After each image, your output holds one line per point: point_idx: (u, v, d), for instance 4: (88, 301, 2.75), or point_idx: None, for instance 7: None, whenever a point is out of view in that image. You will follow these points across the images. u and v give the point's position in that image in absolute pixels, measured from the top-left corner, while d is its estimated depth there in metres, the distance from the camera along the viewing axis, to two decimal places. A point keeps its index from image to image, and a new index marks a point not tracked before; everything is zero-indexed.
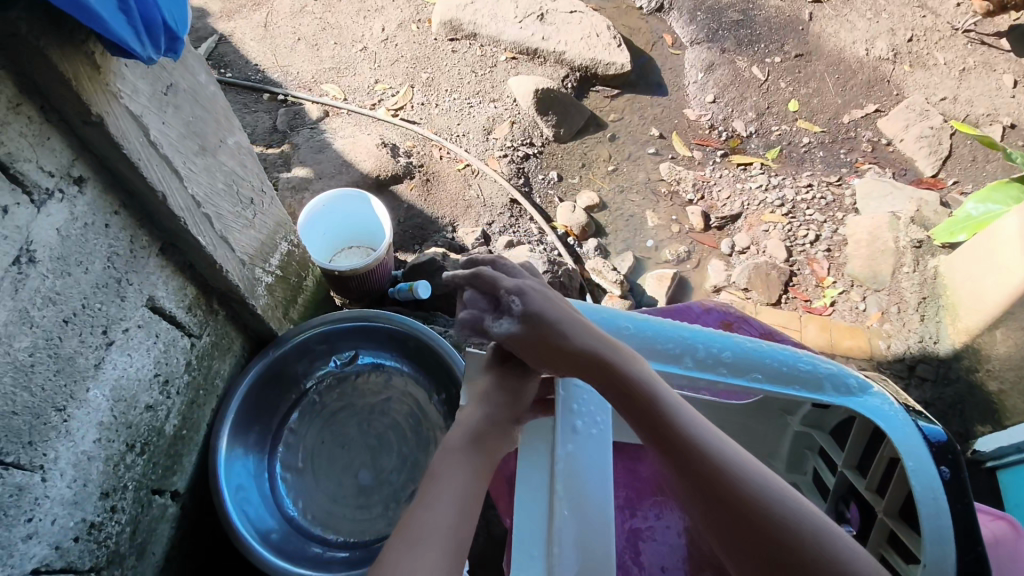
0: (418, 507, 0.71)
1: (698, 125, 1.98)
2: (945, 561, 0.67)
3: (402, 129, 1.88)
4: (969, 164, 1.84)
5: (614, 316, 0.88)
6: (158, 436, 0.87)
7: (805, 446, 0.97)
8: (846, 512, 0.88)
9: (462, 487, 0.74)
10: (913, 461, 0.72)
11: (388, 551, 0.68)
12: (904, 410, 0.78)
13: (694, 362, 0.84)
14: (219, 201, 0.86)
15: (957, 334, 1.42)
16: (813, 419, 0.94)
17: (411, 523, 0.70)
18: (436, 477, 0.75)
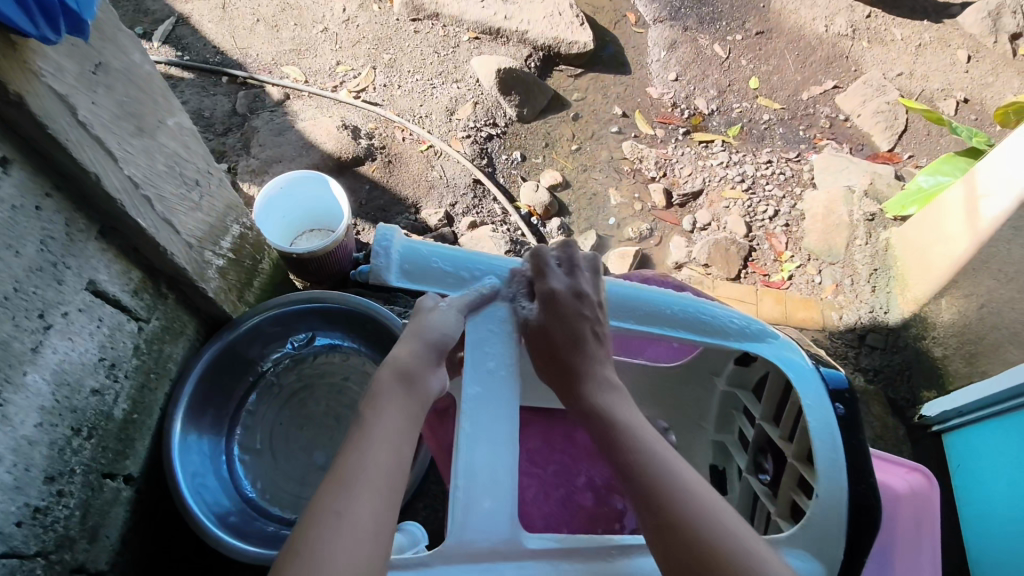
0: (348, 461, 0.60)
1: (660, 103, 1.98)
2: (838, 496, 0.70)
3: (364, 111, 1.86)
4: (923, 138, 1.87)
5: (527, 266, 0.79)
6: (106, 420, 0.87)
7: (731, 407, 0.98)
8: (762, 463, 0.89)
9: (401, 431, 0.64)
10: (809, 399, 0.76)
11: (315, 516, 0.57)
12: (809, 359, 0.80)
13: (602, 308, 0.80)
14: (161, 183, 0.85)
15: (906, 304, 1.46)
16: (738, 379, 0.95)
17: (339, 479, 0.59)
18: (367, 423, 0.64)
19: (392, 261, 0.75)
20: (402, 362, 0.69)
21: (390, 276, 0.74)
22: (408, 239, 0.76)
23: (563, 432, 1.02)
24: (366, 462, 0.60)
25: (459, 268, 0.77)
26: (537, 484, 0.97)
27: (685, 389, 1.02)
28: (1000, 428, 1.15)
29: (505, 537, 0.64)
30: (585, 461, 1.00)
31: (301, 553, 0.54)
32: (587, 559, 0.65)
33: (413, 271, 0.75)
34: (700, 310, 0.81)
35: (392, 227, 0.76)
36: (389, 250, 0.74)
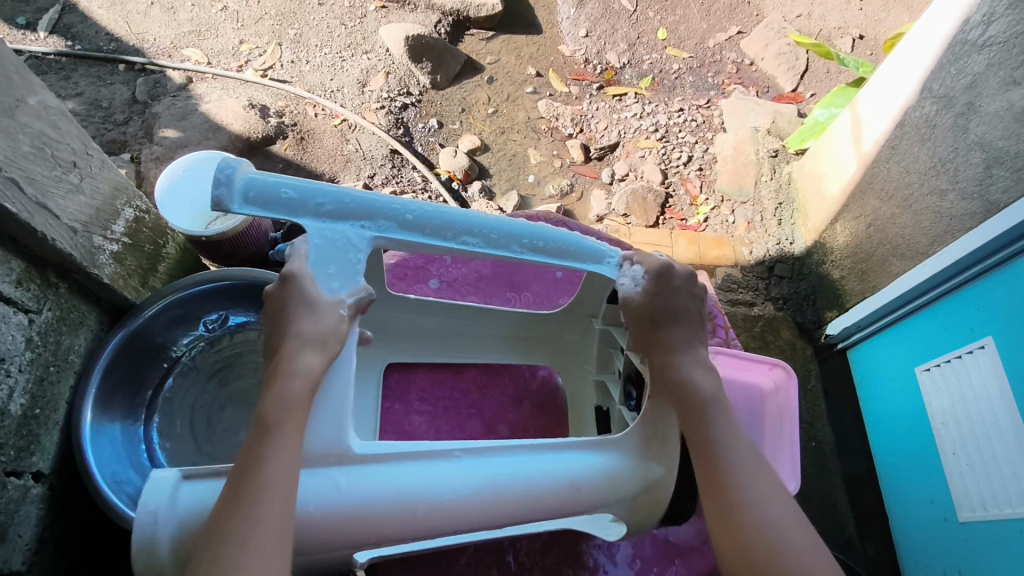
0: (271, 405, 0.60)
1: (573, 60, 1.99)
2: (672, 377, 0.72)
3: (272, 88, 1.79)
4: (823, 76, 1.93)
5: (380, 194, 0.72)
6: (2, 416, 0.84)
7: (610, 345, 0.95)
8: (631, 392, 0.86)
9: (313, 373, 0.63)
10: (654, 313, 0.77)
11: (245, 461, 0.58)
12: None
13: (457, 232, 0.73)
14: (29, 165, 0.83)
15: (809, 233, 1.55)
16: (612, 317, 0.92)
17: (265, 424, 0.60)
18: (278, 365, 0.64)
19: (233, 190, 0.66)
20: (304, 331, 0.65)
21: (230, 204, 0.66)
22: (252, 171, 0.68)
23: (452, 369, 1.01)
24: (287, 405, 0.61)
25: (310, 198, 0.69)
26: (427, 417, 0.97)
27: (568, 334, 1.01)
28: (895, 335, 1.23)
29: (338, 445, 0.64)
30: (474, 395, 1.00)
31: (238, 498, 0.56)
32: (432, 465, 0.66)
33: (258, 200, 0.67)
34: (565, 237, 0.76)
35: (235, 155, 0.67)
36: (230, 179, 0.66)
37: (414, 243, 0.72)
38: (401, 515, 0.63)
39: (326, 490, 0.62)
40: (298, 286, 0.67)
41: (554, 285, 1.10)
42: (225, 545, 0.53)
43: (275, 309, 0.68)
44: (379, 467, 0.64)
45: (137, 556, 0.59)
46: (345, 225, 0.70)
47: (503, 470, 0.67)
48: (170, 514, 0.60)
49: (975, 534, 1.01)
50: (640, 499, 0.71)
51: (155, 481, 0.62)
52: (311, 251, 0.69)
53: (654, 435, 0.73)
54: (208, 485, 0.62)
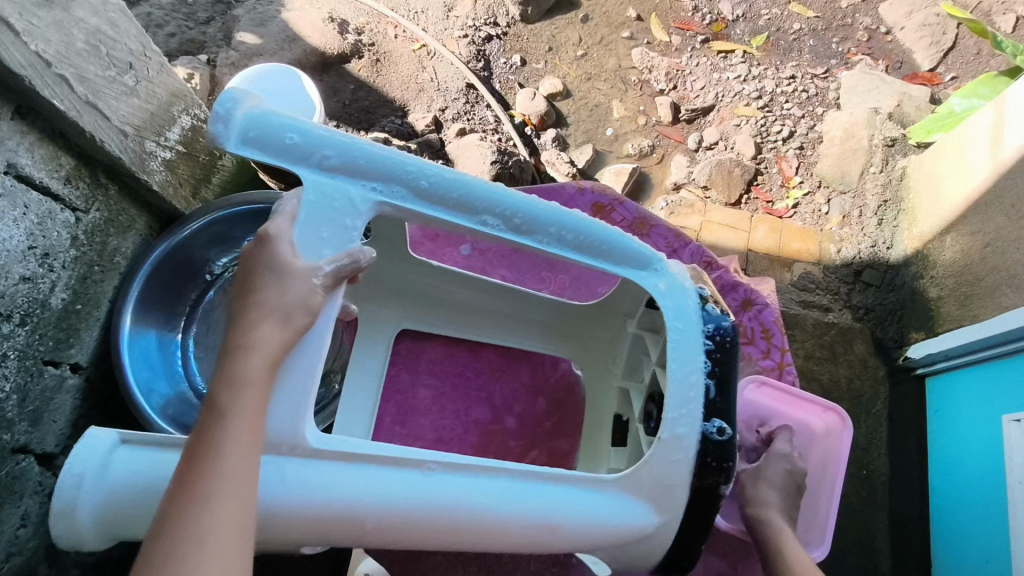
0: (223, 387, 0.55)
1: (681, 6, 1.77)
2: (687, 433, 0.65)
3: (356, 2, 1.71)
4: (972, 57, 1.65)
5: (394, 154, 0.66)
6: (43, 308, 0.87)
7: (642, 353, 0.86)
8: (652, 413, 0.77)
9: (272, 352, 0.57)
10: (674, 330, 0.69)
11: (195, 448, 0.52)
12: (691, 292, 0.71)
13: (471, 208, 0.67)
14: (80, 62, 0.80)
15: (912, 240, 1.36)
16: (649, 322, 0.82)
17: (218, 408, 0.54)
18: (235, 341, 0.58)
19: (232, 128, 0.63)
20: (266, 302, 0.59)
21: (226, 143, 0.63)
22: (259, 109, 0.64)
23: (469, 347, 0.98)
24: (241, 386, 0.55)
25: (315, 147, 0.64)
26: (433, 393, 0.97)
27: (597, 328, 0.93)
28: (990, 373, 1.06)
29: (290, 442, 0.59)
30: (484, 378, 0.98)
31: (186, 490, 0.50)
32: (399, 475, 0.62)
33: (257, 142, 0.63)
34: (592, 230, 0.69)
35: (241, 91, 0.64)
36: (231, 116, 0.63)
37: (424, 214, 0.67)
38: (349, 520, 0.60)
39: (272, 481, 0.59)
40: (272, 247, 0.61)
41: (596, 271, 1.01)
42: (174, 544, 0.48)
43: (245, 270, 0.61)
44: (333, 467, 0.60)
45: (59, 513, 0.62)
46: (349, 183, 0.65)
47: (472, 492, 0.62)
48: (96, 480, 0.62)
49: None
50: (631, 544, 0.66)
51: (91, 442, 0.63)
52: (303, 206, 0.64)
53: (658, 481, 0.65)
54: (142, 454, 0.63)
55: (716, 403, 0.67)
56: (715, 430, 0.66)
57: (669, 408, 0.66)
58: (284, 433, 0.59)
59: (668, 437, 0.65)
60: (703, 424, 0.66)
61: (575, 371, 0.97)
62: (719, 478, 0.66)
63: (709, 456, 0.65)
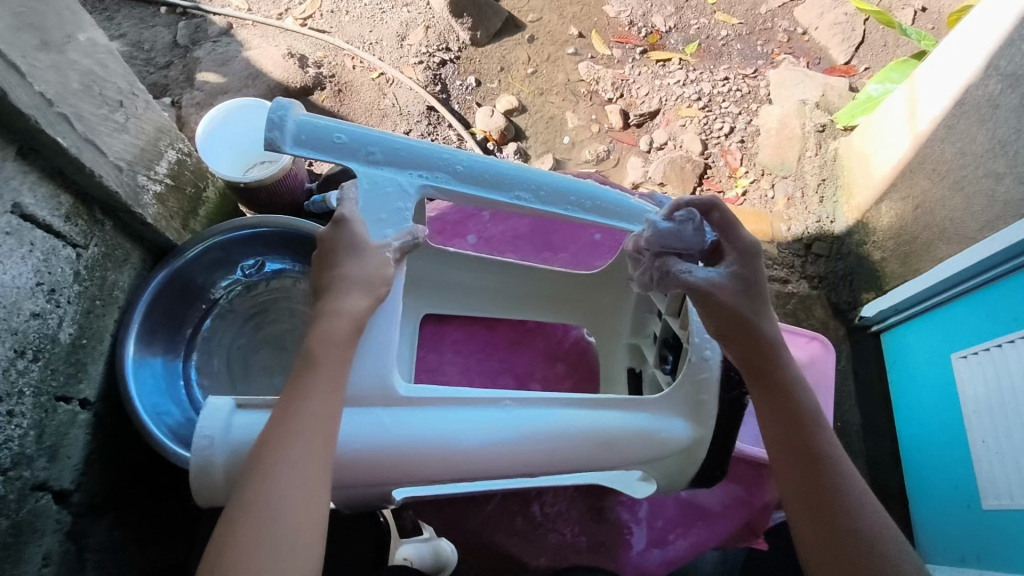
0: (319, 344, 0.62)
1: (618, 22, 1.91)
2: (710, 357, 0.75)
3: (311, 38, 1.77)
4: (879, 49, 1.85)
5: (431, 144, 0.75)
6: (52, 344, 0.88)
7: (646, 310, 0.96)
8: (667, 356, 0.87)
9: (359, 314, 0.64)
10: None
11: (291, 392, 0.60)
12: None
13: (505, 185, 0.76)
14: (77, 102, 0.84)
15: (851, 213, 1.52)
16: None
17: (311, 360, 0.61)
18: (324, 307, 0.65)
19: (286, 131, 0.68)
20: (351, 275, 0.66)
21: (284, 145, 0.67)
22: (306, 112, 0.69)
23: (485, 323, 1.04)
24: (332, 343, 0.62)
25: (362, 144, 0.71)
26: (459, 367, 1.01)
27: (602, 295, 1.00)
28: (936, 321, 1.19)
29: (383, 393, 0.66)
30: (504, 350, 1.04)
31: (280, 429, 0.58)
32: (484, 413, 0.69)
33: (311, 143, 0.68)
34: (610, 196, 0.79)
35: (287, 98, 0.69)
36: (284, 120, 0.68)
37: (466, 194, 0.75)
38: (442, 458, 0.67)
39: (372, 428, 0.65)
40: (348, 230, 0.69)
41: (590, 247, 1.09)
42: (270, 463, 0.56)
43: (325, 251, 0.69)
44: (422, 412, 0.67)
45: (194, 474, 0.63)
46: (397, 172, 0.73)
47: (541, 423, 0.70)
48: (224, 441, 0.64)
49: (993, 521, 1.01)
50: (673, 458, 0.74)
51: (211, 408, 0.65)
52: (359, 196, 0.71)
53: (694, 394, 0.75)
54: (260, 414, 0.65)
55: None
56: None
57: (693, 334, 0.76)
58: (374, 385, 0.66)
59: (696, 358, 0.75)
60: None
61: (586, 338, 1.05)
62: (743, 389, 0.74)
63: (731, 369, 0.75)
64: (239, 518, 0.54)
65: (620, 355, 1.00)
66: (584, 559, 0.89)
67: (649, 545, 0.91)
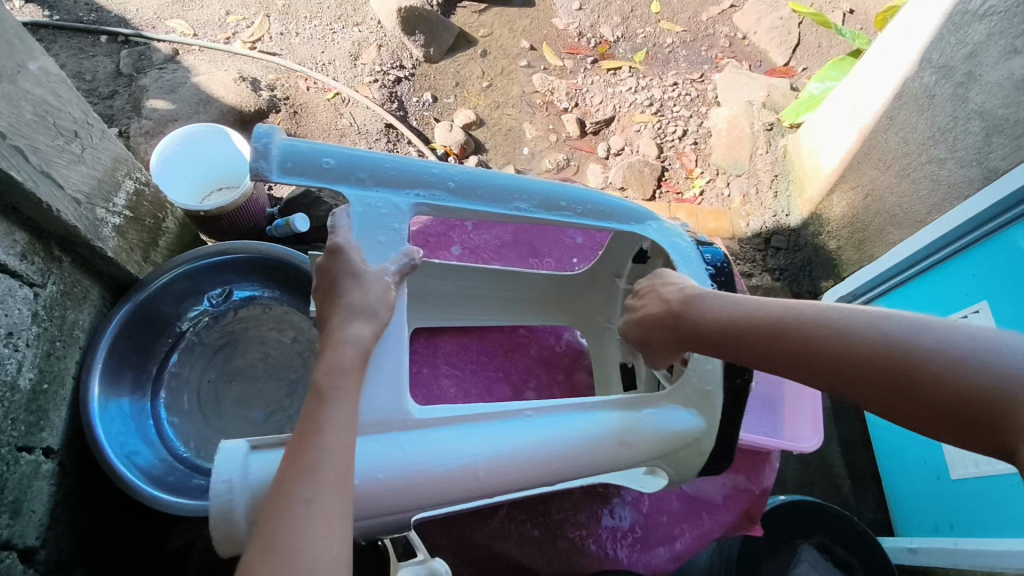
0: (327, 373, 0.62)
1: (567, 34, 1.95)
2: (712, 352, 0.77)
3: (262, 62, 1.74)
4: (815, 50, 1.95)
5: (420, 161, 0.76)
6: (12, 391, 0.83)
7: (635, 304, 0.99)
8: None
9: (363, 342, 0.66)
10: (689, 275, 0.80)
11: (304, 427, 0.59)
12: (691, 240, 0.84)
13: (497, 198, 0.77)
14: (31, 134, 0.81)
15: (805, 205, 1.60)
16: (637, 276, 0.97)
17: (322, 392, 0.61)
18: (333, 334, 0.66)
19: (272, 160, 0.69)
20: (355, 303, 0.67)
21: (270, 174, 0.69)
22: (290, 137, 0.70)
23: (477, 333, 1.03)
24: (344, 373, 0.63)
25: (350, 167, 0.72)
26: (455, 381, 0.99)
27: (591, 293, 1.03)
28: (891, 301, 1.27)
29: (399, 416, 0.67)
30: (500, 358, 1.03)
31: (295, 465, 0.57)
32: (504, 424, 0.70)
33: (297, 170, 0.70)
34: (598, 198, 0.81)
35: (271, 126, 0.70)
36: (269, 149, 0.69)
37: (459, 208, 0.76)
38: (465, 475, 0.66)
39: (391, 453, 0.65)
40: (346, 257, 0.70)
41: (574, 251, 1.11)
42: (287, 504, 0.54)
43: (327, 280, 0.70)
44: (441, 430, 0.68)
45: (215, 524, 0.60)
46: (388, 192, 0.74)
47: (555, 429, 0.71)
48: (243, 484, 0.61)
49: (966, 490, 1.06)
50: (686, 450, 0.76)
51: (225, 452, 0.62)
52: (354, 219, 0.73)
53: (700, 387, 0.77)
54: (277, 453, 0.63)
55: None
56: None
57: None
58: (387, 410, 0.66)
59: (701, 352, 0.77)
60: None
61: (578, 339, 1.07)
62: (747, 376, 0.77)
63: None
64: (261, 559, 0.52)
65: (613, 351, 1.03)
66: (591, 562, 0.90)
67: (654, 544, 0.93)
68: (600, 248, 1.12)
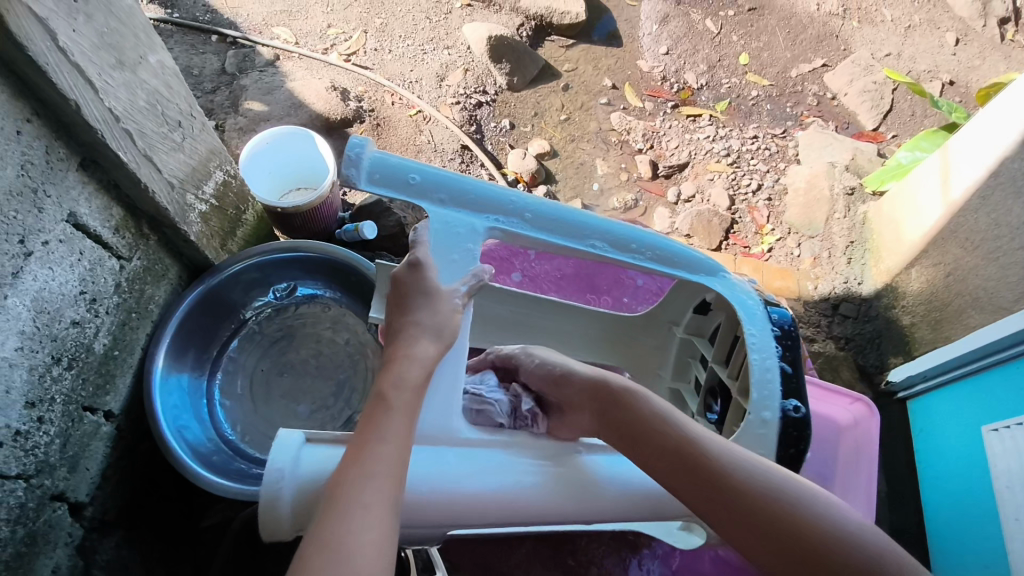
0: (392, 385, 0.64)
1: (651, 76, 1.96)
2: (769, 419, 0.74)
3: (354, 74, 1.82)
4: (907, 118, 1.89)
5: (501, 188, 0.78)
6: (87, 353, 0.89)
7: (689, 355, 0.97)
8: (712, 403, 0.88)
9: (429, 361, 0.67)
10: (755, 334, 0.78)
11: (364, 431, 0.60)
12: (759, 298, 0.81)
13: (570, 233, 0.78)
14: (142, 119, 0.87)
15: (879, 276, 1.53)
16: (695, 327, 0.95)
17: (385, 400, 0.63)
18: (398, 352, 0.67)
19: (362, 169, 0.72)
20: (422, 322, 0.69)
21: (358, 183, 0.72)
22: (380, 150, 0.73)
23: None
24: (406, 387, 0.64)
25: (433, 185, 0.75)
26: None
27: (647, 337, 1.02)
28: (964, 388, 1.20)
29: (445, 433, 0.68)
30: None
31: (349, 470, 0.57)
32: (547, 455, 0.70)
33: (383, 181, 0.73)
34: (667, 244, 0.81)
35: (364, 137, 0.73)
36: (360, 159, 0.72)
37: (531, 237, 0.78)
38: (506, 503, 0.66)
39: (435, 468, 0.66)
40: (419, 274, 0.72)
41: (633, 292, 1.10)
42: (343, 506, 0.55)
43: (397, 294, 0.72)
44: (485, 452, 0.68)
45: (262, 509, 0.61)
46: (465, 214, 0.76)
47: (599, 469, 0.71)
48: (293, 475, 0.62)
49: None
50: None
51: (281, 441, 0.64)
52: (430, 236, 0.76)
53: (752, 451, 0.73)
54: (328, 452, 0.65)
55: (792, 383, 0.75)
56: (792, 408, 0.74)
57: (754, 391, 0.74)
58: (435, 426, 0.68)
59: (756, 418, 0.73)
60: (782, 403, 0.74)
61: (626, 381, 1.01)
62: (802, 447, 0.73)
63: (791, 428, 0.73)
64: (312, 554, 0.52)
65: (661, 399, 1.00)
66: None
67: None
68: (661, 292, 1.10)
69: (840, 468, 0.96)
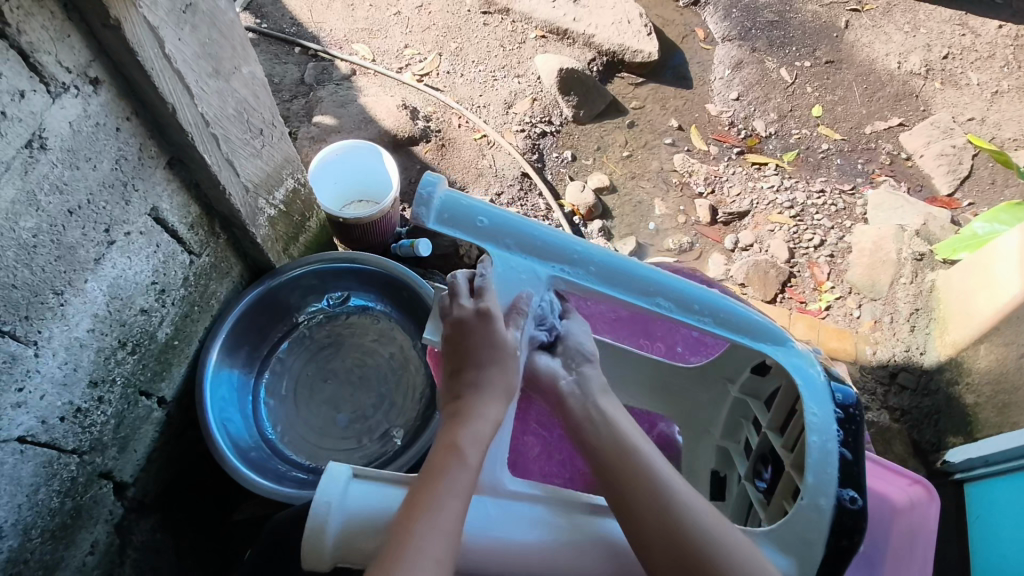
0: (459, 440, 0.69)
1: (718, 121, 1.95)
2: (822, 503, 0.71)
3: (425, 94, 1.88)
4: (987, 187, 1.81)
5: (567, 237, 0.79)
6: (150, 340, 0.93)
7: (741, 415, 0.95)
8: (762, 471, 0.86)
9: (498, 420, 0.72)
10: (814, 414, 0.75)
11: (427, 480, 0.65)
12: (823, 372, 0.78)
13: (634, 289, 0.78)
14: (228, 126, 0.92)
15: (944, 347, 1.45)
16: (751, 388, 0.91)
17: (450, 451, 0.68)
18: (469, 409, 0.72)
19: (432, 209, 0.75)
20: (491, 381, 0.74)
21: (427, 221, 0.75)
22: (452, 189, 0.76)
23: None
24: (478, 444, 0.69)
25: (498, 229, 0.77)
26: (540, 440, 1.01)
27: (699, 391, 0.99)
28: None
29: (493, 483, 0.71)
30: None
31: (416, 517, 0.61)
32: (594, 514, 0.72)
33: (451, 222, 0.75)
34: (728, 309, 0.79)
35: (437, 175, 0.76)
36: (431, 198, 0.74)
37: (591, 288, 0.78)
38: (549, 560, 0.67)
39: (482, 518, 0.69)
40: (485, 325, 0.75)
41: (687, 342, 1.08)
42: (404, 551, 0.59)
43: (463, 343, 0.75)
44: (531, 505, 0.70)
45: (307, 537, 0.64)
46: (528, 259, 0.78)
47: None
48: (339, 508, 0.65)
49: None
50: None
51: (330, 474, 0.67)
52: (494, 278, 0.78)
53: (802, 533, 0.70)
54: (374, 490, 0.67)
55: (851, 470, 0.72)
56: (849, 498, 0.71)
57: (811, 474, 0.71)
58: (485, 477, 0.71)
59: (811, 502, 0.70)
60: (839, 490, 0.71)
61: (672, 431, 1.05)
62: (856, 535, 0.70)
63: (846, 515, 0.70)
64: None
65: (707, 454, 0.99)
66: None
67: None
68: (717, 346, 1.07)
69: (891, 550, 0.92)
